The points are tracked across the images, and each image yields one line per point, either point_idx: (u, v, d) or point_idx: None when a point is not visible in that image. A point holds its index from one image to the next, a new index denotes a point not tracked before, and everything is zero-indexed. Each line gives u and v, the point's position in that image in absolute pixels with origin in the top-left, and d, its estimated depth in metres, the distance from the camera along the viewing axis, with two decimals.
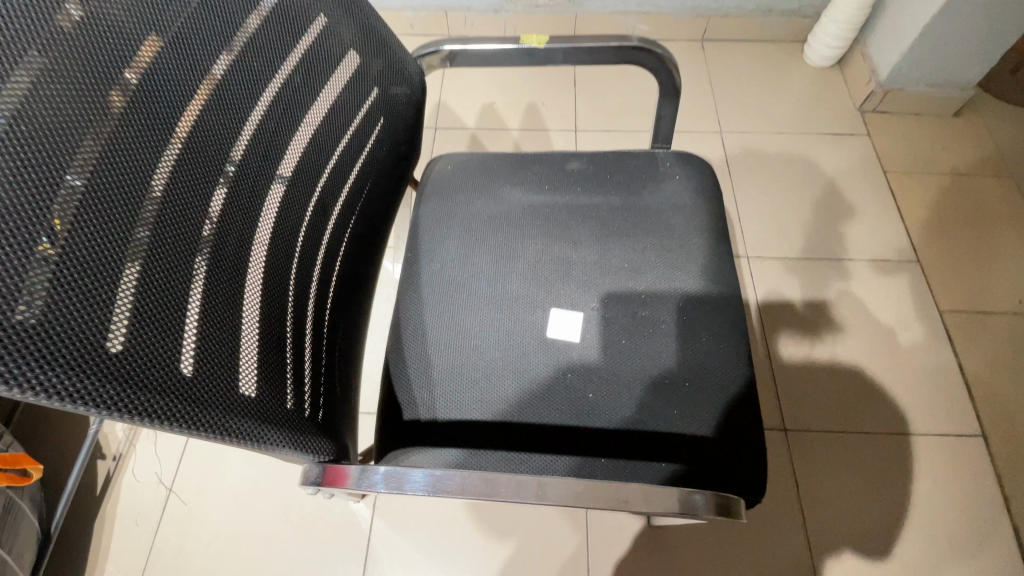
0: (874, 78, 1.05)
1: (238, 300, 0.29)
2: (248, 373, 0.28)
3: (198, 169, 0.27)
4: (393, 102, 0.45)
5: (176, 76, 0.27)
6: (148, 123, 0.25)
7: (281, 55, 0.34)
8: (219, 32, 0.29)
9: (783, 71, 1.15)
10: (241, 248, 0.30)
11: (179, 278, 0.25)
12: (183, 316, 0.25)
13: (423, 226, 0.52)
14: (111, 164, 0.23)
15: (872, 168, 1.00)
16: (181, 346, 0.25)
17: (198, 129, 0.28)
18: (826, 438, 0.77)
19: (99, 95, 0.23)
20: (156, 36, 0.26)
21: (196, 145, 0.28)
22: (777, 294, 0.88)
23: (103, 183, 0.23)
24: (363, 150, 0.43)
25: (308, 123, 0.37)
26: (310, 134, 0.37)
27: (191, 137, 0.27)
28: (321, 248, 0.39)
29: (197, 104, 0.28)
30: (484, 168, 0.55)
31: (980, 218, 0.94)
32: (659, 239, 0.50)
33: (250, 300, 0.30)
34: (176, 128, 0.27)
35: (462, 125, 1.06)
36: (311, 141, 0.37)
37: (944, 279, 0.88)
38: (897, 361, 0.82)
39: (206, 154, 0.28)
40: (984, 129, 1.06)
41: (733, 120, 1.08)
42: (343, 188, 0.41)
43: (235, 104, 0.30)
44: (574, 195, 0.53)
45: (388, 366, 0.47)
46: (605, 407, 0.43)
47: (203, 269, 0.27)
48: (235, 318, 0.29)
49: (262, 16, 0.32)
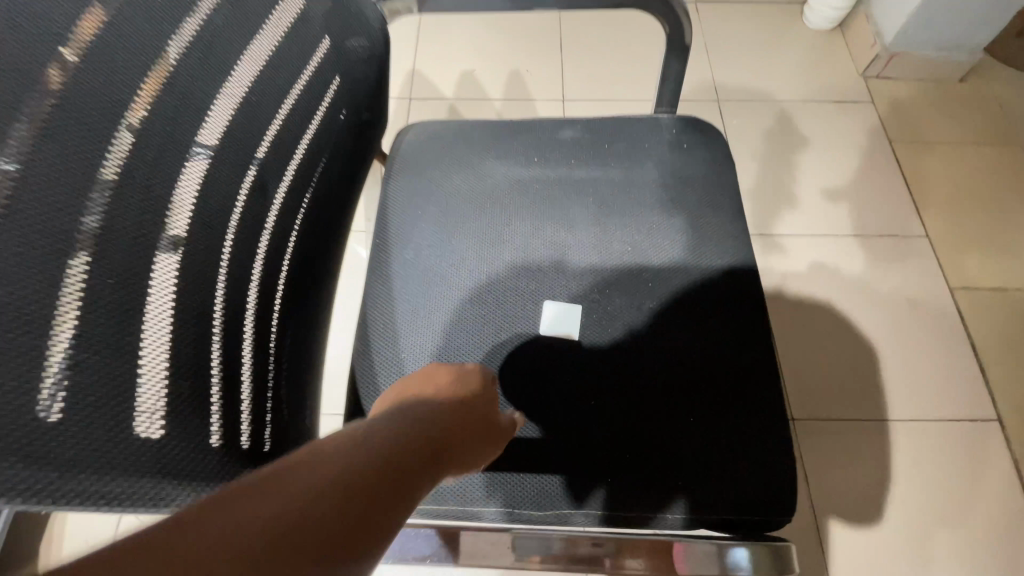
0: (879, 41, 0.99)
1: (142, 317, 0.21)
2: (150, 410, 0.21)
3: (75, 130, 0.19)
4: (349, 55, 0.37)
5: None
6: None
7: None
8: None
9: (782, 35, 1.08)
10: (147, 246, 0.22)
11: (48, 287, 0.18)
12: (50, 333, 0.18)
13: (393, 207, 0.45)
14: None
15: (878, 137, 0.95)
16: (42, 384, 0.17)
17: (78, 74, 0.19)
18: (837, 427, 0.72)
19: None
20: None
21: (81, 90, 0.19)
22: (781, 274, 0.82)
23: None
24: (316, 114, 0.35)
25: (239, 74, 0.28)
26: (242, 89, 0.28)
27: (66, 85, 0.19)
28: (264, 236, 0.31)
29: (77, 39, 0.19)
30: (462, 138, 0.47)
31: (990, 189, 0.89)
32: (667, 218, 0.44)
33: (160, 317, 0.22)
34: (40, 70, 0.18)
35: (439, 95, 0.97)
36: (244, 97, 0.28)
37: (954, 255, 0.83)
38: (909, 343, 0.77)
39: (89, 111, 0.19)
40: (990, 95, 1.00)
41: (731, 86, 1.01)
42: (291, 160, 0.33)
43: (137, 43, 0.22)
44: (568, 167, 0.46)
45: (353, 373, 0.40)
46: (611, 417, 0.38)
47: (83, 276, 0.19)
48: (138, 341, 0.21)
49: None
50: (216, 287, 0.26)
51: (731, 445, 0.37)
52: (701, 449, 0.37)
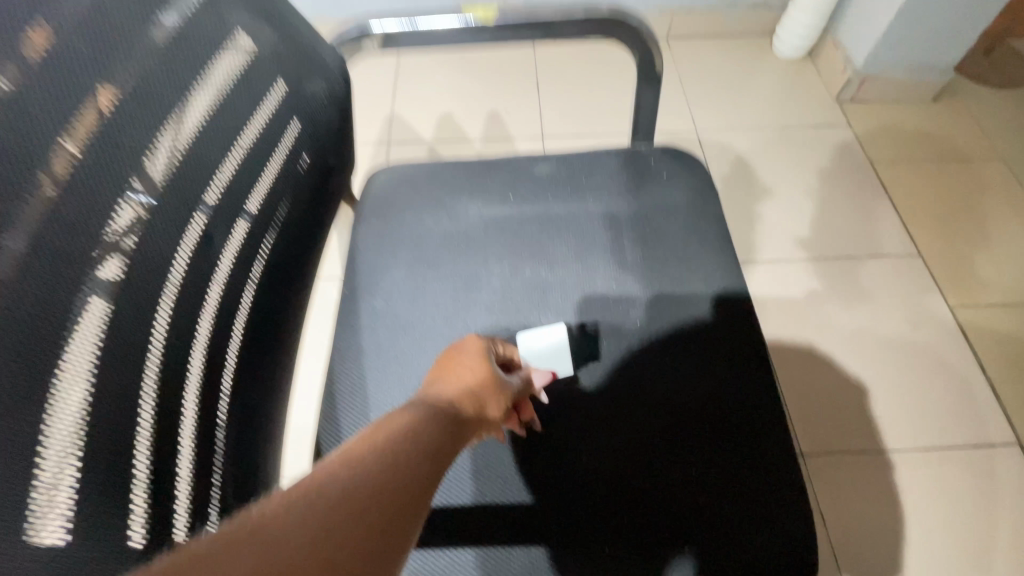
0: (849, 66, 1.01)
1: (40, 412, 0.17)
2: (57, 499, 0.17)
3: None
4: (308, 99, 0.35)
5: None
6: None
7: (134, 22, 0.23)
8: None
9: (754, 64, 1.10)
10: (55, 325, 0.18)
11: None
12: None
13: (362, 253, 0.42)
14: None
15: (858, 159, 0.95)
16: None
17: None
18: (846, 459, 0.68)
19: None
20: None
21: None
22: (773, 300, 0.80)
23: None
24: (277, 163, 0.33)
25: (184, 122, 0.25)
26: (189, 140, 0.26)
27: None
28: (217, 295, 0.28)
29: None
30: (435, 179, 0.45)
31: (974, 205, 0.89)
32: (654, 249, 0.42)
33: (65, 407, 0.18)
34: None
35: (418, 137, 0.97)
36: (194, 149, 0.26)
37: (949, 274, 0.81)
38: (912, 365, 0.74)
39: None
40: (962, 114, 1.02)
41: (707, 116, 1.02)
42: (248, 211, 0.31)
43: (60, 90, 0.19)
44: (545, 203, 0.44)
45: (318, 440, 0.37)
46: (602, 474, 0.35)
47: None
48: (30, 439, 0.17)
49: None
50: (147, 372, 0.23)
51: (736, 499, 0.34)
52: (701, 506, 0.34)
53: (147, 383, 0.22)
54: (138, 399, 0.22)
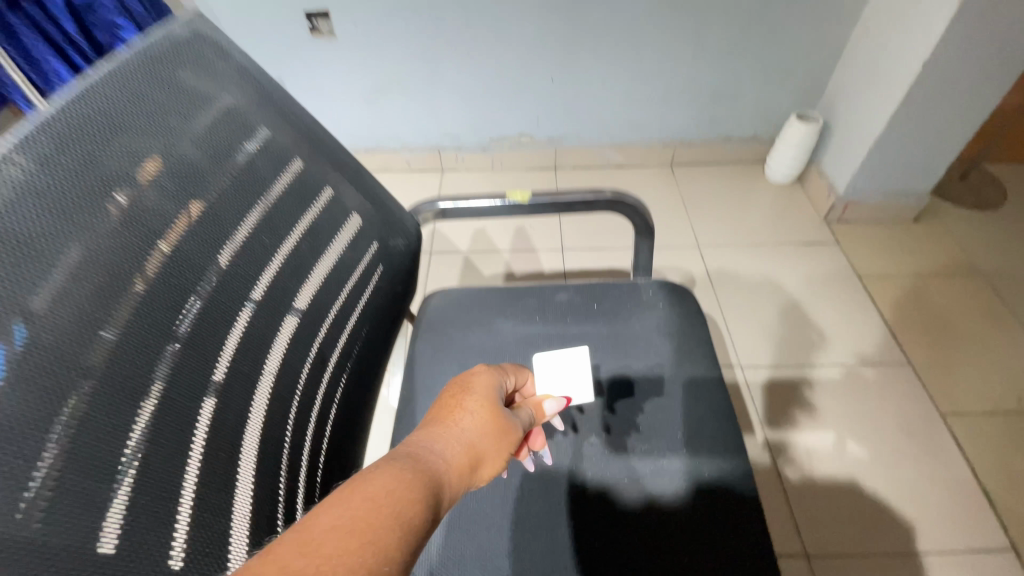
0: (833, 193, 1.15)
1: (232, 478, 0.28)
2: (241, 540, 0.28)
3: (202, 344, 0.28)
4: (391, 252, 0.49)
5: (196, 256, 0.29)
6: (163, 305, 0.26)
7: (287, 227, 0.37)
8: (233, 214, 0.32)
9: (748, 190, 1.26)
10: (239, 422, 0.30)
11: (181, 458, 0.25)
12: (183, 489, 0.25)
13: (420, 362, 0.54)
14: (128, 343, 0.24)
15: (848, 275, 1.06)
16: (178, 521, 0.24)
17: (210, 304, 0.29)
18: (850, 562, 0.72)
19: (125, 283, 0.24)
20: (185, 222, 0.28)
21: (212, 314, 0.29)
22: (774, 403, 0.88)
23: (122, 355, 0.23)
24: (363, 300, 0.46)
25: (309, 283, 0.39)
26: (311, 294, 0.39)
27: (203, 310, 0.29)
28: (318, 400, 0.40)
29: (212, 281, 0.30)
30: (478, 302, 0.58)
31: (959, 318, 0.97)
32: (645, 374, 0.51)
33: (244, 476, 0.29)
34: (188, 302, 0.28)
35: (456, 249, 1.12)
36: (314, 300, 0.39)
37: (940, 383, 0.88)
38: (911, 470, 0.79)
39: (212, 327, 0.29)
40: (945, 234, 1.14)
41: (708, 234, 1.16)
42: (341, 337, 0.43)
43: (242, 277, 0.32)
44: (564, 324, 0.55)
45: None
46: (614, 560, 0.41)
47: (201, 449, 0.27)
48: (228, 496, 0.28)
49: (283, 188, 0.37)
50: (279, 474, 0.33)
51: None
52: None
53: (280, 464, 0.34)
54: (132, 433, 0.23)
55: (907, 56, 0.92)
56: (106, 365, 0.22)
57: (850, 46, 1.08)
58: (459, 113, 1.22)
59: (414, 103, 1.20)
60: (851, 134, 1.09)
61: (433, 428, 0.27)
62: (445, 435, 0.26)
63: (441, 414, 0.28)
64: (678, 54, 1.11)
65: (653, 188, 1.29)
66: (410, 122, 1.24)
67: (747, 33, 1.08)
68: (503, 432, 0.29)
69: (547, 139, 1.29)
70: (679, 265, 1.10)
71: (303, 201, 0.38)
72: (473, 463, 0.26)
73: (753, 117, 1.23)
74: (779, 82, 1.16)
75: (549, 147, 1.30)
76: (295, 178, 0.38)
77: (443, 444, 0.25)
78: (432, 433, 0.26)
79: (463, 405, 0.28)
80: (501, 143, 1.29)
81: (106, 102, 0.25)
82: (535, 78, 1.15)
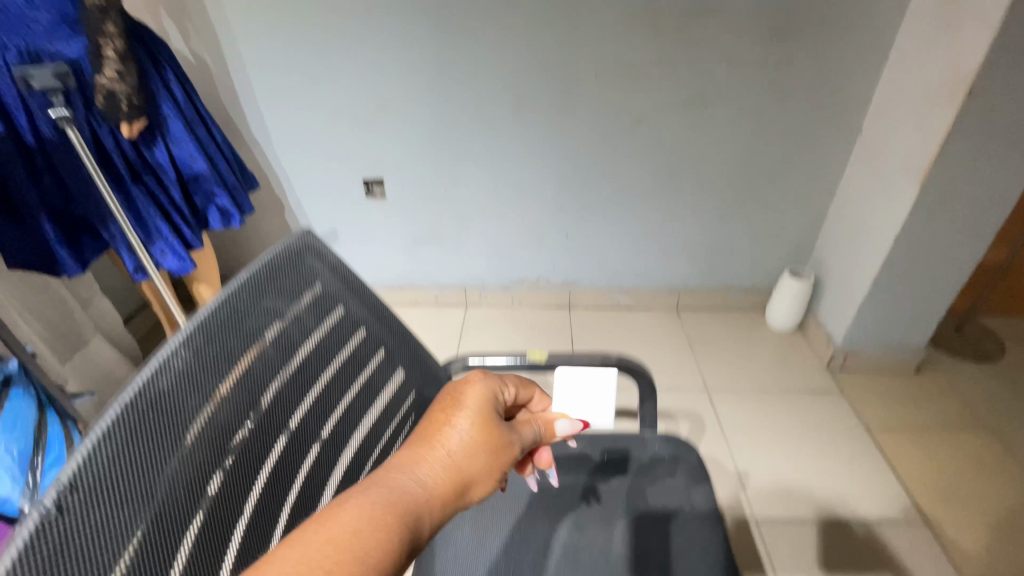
0: (832, 343, 1.22)
1: None
2: None
3: (262, 514, 0.34)
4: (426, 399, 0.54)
5: (270, 434, 0.35)
6: (237, 487, 0.32)
7: (347, 388, 0.43)
8: (305, 386, 0.38)
9: (752, 336, 1.34)
10: None
11: None
12: None
13: None
14: (204, 528, 0.29)
15: (856, 427, 1.10)
16: None
17: (274, 474, 0.35)
18: None
19: (213, 476, 0.30)
20: (265, 403, 0.34)
21: (275, 483, 0.35)
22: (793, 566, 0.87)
23: (199, 541, 0.29)
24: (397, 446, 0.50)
25: (357, 435, 0.44)
26: (357, 444, 0.44)
27: (268, 482, 0.34)
28: None
29: (279, 452, 0.35)
30: None
31: (969, 478, 1.00)
32: (662, 521, 0.55)
33: None
34: (258, 477, 0.33)
35: None
36: (358, 451, 0.44)
37: (958, 550, 0.89)
38: None
39: (272, 496, 0.35)
40: (946, 386, 1.18)
41: (717, 378, 1.22)
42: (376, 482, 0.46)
43: (304, 442, 0.38)
44: (577, 474, 0.60)
45: None
46: None
47: None
48: None
49: (347, 353, 0.43)
50: None
51: None
52: None
53: None
54: None
55: (881, 227, 1.06)
56: (194, 535, 0.29)
57: (830, 215, 1.24)
58: (484, 259, 1.37)
59: (444, 249, 1.36)
60: (840, 289, 1.19)
61: (417, 448, 0.30)
62: (429, 457, 0.29)
63: (427, 436, 0.31)
64: (679, 217, 1.28)
65: (662, 330, 1.37)
66: (440, 266, 1.39)
67: (739, 201, 1.25)
68: (489, 450, 0.32)
69: (562, 283, 1.42)
70: (690, 409, 1.14)
71: (363, 360, 0.45)
72: (455, 485, 0.29)
73: (750, 270, 1.36)
74: (771, 242, 1.31)
75: (564, 289, 1.43)
76: (358, 341, 0.44)
77: (424, 467, 0.29)
78: (416, 456, 0.29)
79: (450, 424, 0.31)
80: (521, 284, 1.42)
81: (223, 312, 0.32)
82: (553, 232, 1.31)
